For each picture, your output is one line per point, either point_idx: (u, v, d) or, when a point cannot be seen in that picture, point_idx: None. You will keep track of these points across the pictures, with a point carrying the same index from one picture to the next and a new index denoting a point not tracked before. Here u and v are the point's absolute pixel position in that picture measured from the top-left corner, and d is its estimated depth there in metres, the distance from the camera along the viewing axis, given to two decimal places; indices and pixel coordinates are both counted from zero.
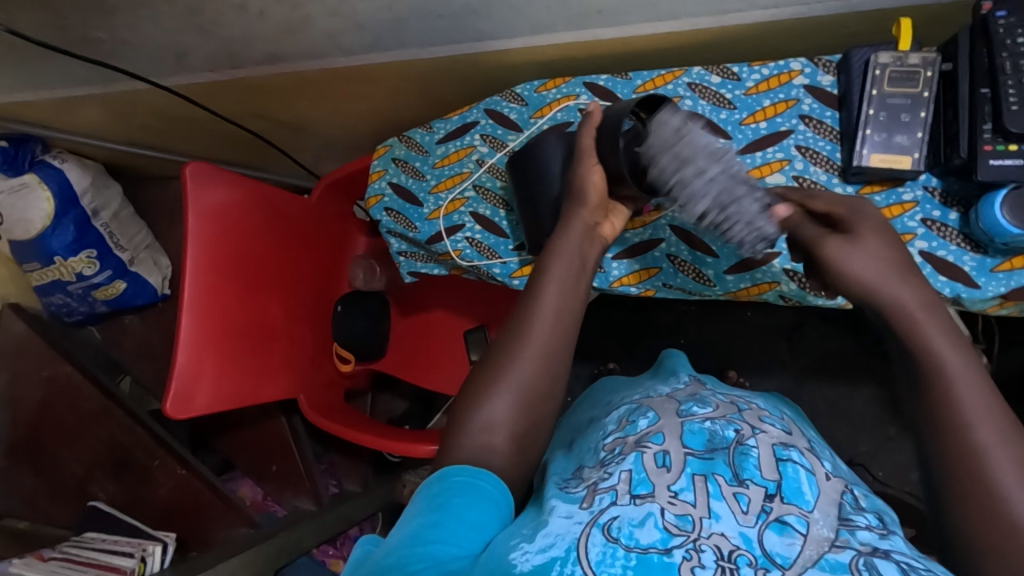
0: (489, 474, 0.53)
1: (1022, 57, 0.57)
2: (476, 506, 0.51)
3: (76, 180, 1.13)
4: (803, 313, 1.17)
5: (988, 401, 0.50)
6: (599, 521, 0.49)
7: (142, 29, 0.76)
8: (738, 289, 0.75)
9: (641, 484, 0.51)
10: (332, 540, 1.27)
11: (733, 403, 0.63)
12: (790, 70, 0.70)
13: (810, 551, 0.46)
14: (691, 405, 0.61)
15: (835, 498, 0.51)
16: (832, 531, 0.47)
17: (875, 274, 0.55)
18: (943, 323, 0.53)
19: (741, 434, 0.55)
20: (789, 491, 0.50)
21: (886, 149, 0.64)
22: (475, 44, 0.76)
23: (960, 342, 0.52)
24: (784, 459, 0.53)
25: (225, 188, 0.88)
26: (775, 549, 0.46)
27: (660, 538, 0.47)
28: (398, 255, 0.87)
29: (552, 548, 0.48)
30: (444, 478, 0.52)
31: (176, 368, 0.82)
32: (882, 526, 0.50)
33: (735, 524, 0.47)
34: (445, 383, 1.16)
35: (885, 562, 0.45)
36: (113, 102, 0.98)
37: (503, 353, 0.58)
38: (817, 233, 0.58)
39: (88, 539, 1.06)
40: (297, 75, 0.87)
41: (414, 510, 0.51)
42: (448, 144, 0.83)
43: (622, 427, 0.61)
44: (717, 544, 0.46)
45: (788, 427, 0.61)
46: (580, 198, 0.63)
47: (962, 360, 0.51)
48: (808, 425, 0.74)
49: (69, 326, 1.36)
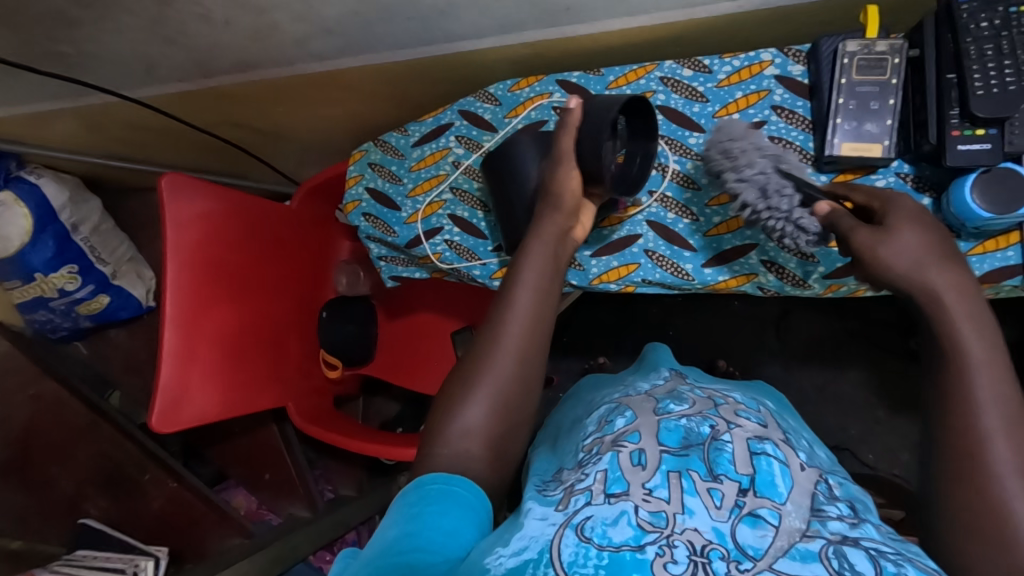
0: (462, 480, 0.53)
1: (986, 42, 0.58)
2: (451, 513, 0.51)
3: (53, 195, 1.12)
4: (789, 301, 1.17)
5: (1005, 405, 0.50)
6: (573, 521, 0.49)
7: (108, 41, 0.75)
8: (717, 283, 0.74)
9: (616, 483, 0.52)
10: (330, 547, 1.26)
11: (710, 398, 0.63)
12: (761, 61, 0.70)
13: (782, 541, 0.46)
14: (668, 404, 0.61)
15: (808, 489, 0.51)
16: (804, 522, 0.47)
17: (910, 261, 0.55)
18: (978, 314, 0.53)
19: (716, 430, 0.55)
20: (762, 484, 0.50)
21: (857, 138, 0.64)
22: (446, 45, 0.76)
23: (992, 333, 0.52)
24: (758, 453, 0.53)
25: (204, 199, 0.87)
26: (747, 542, 0.46)
27: (633, 535, 0.47)
28: (379, 260, 0.87)
29: (525, 550, 0.48)
30: (421, 487, 0.53)
31: (159, 383, 0.82)
32: (853, 515, 0.50)
33: (708, 519, 0.48)
34: (432, 384, 1.15)
35: (855, 551, 0.46)
36: (86, 115, 0.97)
37: (475, 356, 0.59)
38: (851, 223, 0.57)
39: (79, 556, 1.05)
40: (270, 82, 0.87)
41: (392, 518, 0.52)
42: (424, 147, 0.83)
43: (600, 427, 0.62)
44: (690, 539, 0.46)
45: (764, 420, 0.60)
46: (556, 203, 0.64)
47: (992, 354, 0.52)
48: (792, 417, 0.74)
49: (54, 342, 1.35)
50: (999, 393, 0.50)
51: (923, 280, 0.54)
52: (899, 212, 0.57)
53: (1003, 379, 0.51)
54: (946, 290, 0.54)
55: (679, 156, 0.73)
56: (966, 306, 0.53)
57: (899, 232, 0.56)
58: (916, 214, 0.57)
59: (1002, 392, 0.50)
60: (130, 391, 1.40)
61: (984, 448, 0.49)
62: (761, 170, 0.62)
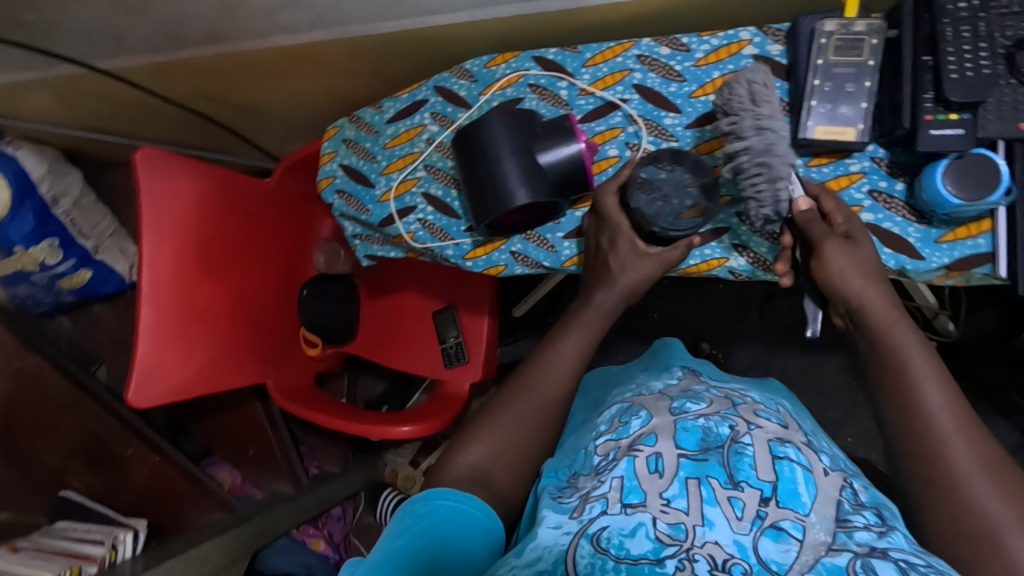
0: (475, 499, 0.56)
1: (963, 23, 0.57)
2: (461, 530, 0.54)
3: (31, 167, 1.10)
4: (772, 284, 1.17)
5: (960, 417, 0.54)
6: (587, 531, 0.49)
7: (72, 10, 0.74)
8: (688, 267, 0.72)
9: (633, 493, 0.51)
10: (314, 521, 1.32)
11: (727, 398, 0.62)
12: (739, 40, 0.68)
13: (806, 556, 0.46)
14: (684, 402, 0.59)
15: (833, 497, 0.51)
16: (828, 534, 0.47)
17: (859, 279, 0.59)
18: (912, 330, 0.58)
19: (735, 431, 0.54)
20: (785, 494, 0.49)
21: (831, 121, 0.63)
22: (420, 19, 0.74)
23: (929, 349, 0.57)
24: (781, 456, 0.52)
25: (180, 174, 0.86)
26: (770, 556, 0.46)
27: (652, 548, 0.47)
28: (354, 238, 0.86)
29: (539, 561, 0.49)
30: (430, 501, 0.56)
31: (136, 358, 0.82)
32: (881, 523, 0.50)
33: (729, 532, 0.47)
34: (412, 365, 1.15)
35: (883, 563, 0.45)
36: (59, 87, 0.96)
37: None
38: (822, 231, 0.61)
39: (59, 529, 1.04)
40: (243, 55, 0.85)
41: (399, 525, 0.54)
42: (399, 123, 0.82)
43: (614, 428, 0.60)
44: (711, 553, 0.46)
45: (784, 421, 0.60)
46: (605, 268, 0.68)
47: (932, 369, 0.56)
48: (807, 417, 0.72)
49: (39, 317, 1.35)
50: (943, 398, 0.55)
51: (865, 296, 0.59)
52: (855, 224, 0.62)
53: (946, 386, 0.55)
54: (883, 308, 0.59)
55: (655, 137, 0.71)
56: (907, 332, 0.58)
57: (855, 243, 0.61)
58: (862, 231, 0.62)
59: (945, 397, 0.55)
60: (116, 366, 1.41)
61: (945, 450, 0.53)
62: (777, 131, 0.61)
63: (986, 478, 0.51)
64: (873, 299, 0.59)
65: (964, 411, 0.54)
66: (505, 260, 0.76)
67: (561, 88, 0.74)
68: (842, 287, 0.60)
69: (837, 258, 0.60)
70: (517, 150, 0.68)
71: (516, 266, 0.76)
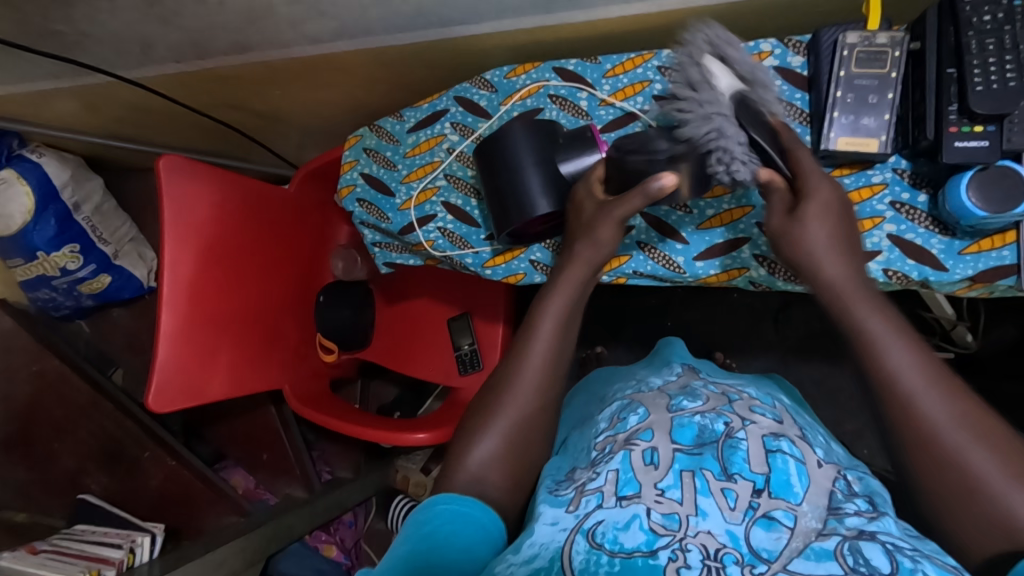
0: (478, 502, 0.56)
1: (988, 35, 0.57)
2: (464, 532, 0.54)
3: (54, 173, 1.12)
4: (787, 294, 1.16)
5: (923, 365, 0.51)
6: (583, 526, 0.49)
7: (104, 21, 0.76)
8: (708, 276, 0.74)
9: (628, 485, 0.51)
10: (325, 526, 1.34)
11: (723, 394, 0.61)
12: (761, 51, 0.69)
13: (796, 542, 0.46)
14: (681, 400, 0.59)
15: (826, 487, 0.50)
16: (820, 521, 0.47)
17: (828, 253, 0.56)
18: (874, 300, 0.54)
19: (730, 427, 0.54)
20: (777, 485, 0.49)
21: (853, 132, 0.63)
22: (442, 30, 0.75)
23: (894, 316, 0.53)
24: (774, 450, 0.52)
25: (204, 182, 0.88)
26: (762, 545, 0.46)
27: (645, 540, 0.47)
28: (374, 245, 0.88)
29: (537, 558, 0.49)
30: (431, 507, 0.56)
31: (156, 362, 0.83)
32: (872, 510, 0.49)
33: (722, 522, 0.47)
34: (426, 372, 1.16)
35: (870, 545, 0.45)
36: (85, 95, 0.98)
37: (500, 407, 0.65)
38: (777, 203, 0.59)
39: (78, 531, 1.06)
40: (266, 65, 0.86)
41: (404, 534, 0.54)
42: (419, 133, 0.83)
43: (613, 425, 0.60)
44: (703, 542, 0.46)
45: (779, 415, 0.59)
46: (596, 241, 0.64)
47: (896, 332, 0.53)
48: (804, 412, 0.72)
49: (59, 320, 1.38)
50: (908, 356, 0.51)
51: (817, 266, 0.56)
52: (821, 201, 0.56)
53: (909, 344, 0.52)
54: (838, 282, 0.55)
55: None
56: (870, 305, 0.54)
57: (805, 224, 0.56)
58: (832, 208, 0.56)
59: (911, 351, 0.51)
60: (133, 370, 1.42)
61: (917, 413, 0.50)
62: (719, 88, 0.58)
63: (962, 431, 0.48)
64: (832, 269, 0.56)
65: (933, 366, 0.51)
66: (524, 269, 0.77)
67: (581, 98, 0.75)
68: (812, 265, 0.56)
69: (813, 227, 0.56)
70: (539, 159, 0.69)
71: (535, 275, 0.78)
